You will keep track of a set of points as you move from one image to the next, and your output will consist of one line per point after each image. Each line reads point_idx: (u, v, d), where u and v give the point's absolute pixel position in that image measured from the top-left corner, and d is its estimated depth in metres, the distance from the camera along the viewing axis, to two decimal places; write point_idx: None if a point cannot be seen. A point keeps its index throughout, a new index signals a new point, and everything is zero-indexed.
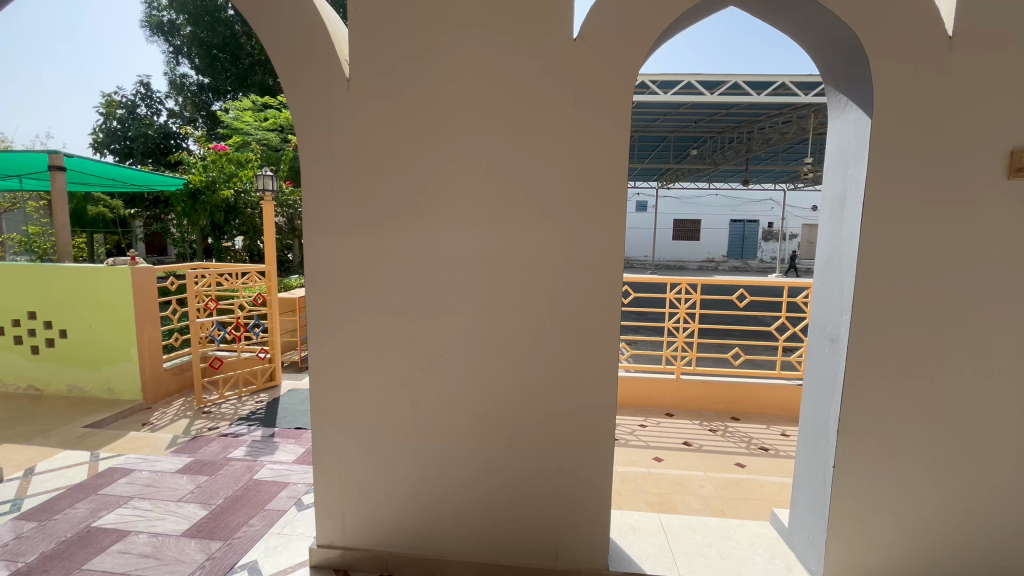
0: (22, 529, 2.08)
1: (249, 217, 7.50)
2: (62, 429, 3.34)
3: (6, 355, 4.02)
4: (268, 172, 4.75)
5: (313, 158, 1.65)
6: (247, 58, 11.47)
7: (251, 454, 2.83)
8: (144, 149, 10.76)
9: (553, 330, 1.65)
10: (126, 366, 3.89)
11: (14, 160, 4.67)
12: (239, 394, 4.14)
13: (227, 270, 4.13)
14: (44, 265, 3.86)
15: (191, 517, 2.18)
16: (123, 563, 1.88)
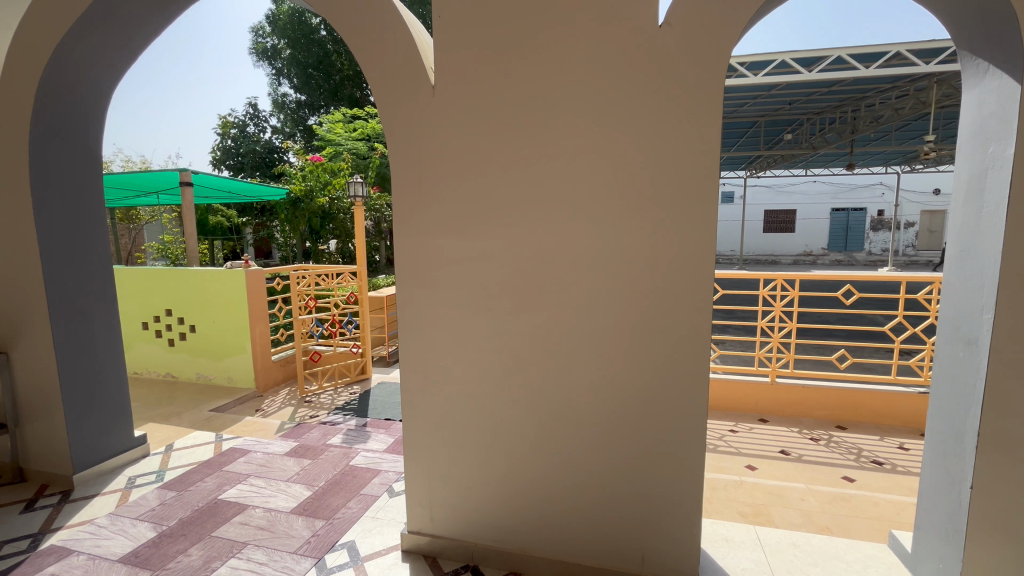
0: (165, 496, 2.42)
1: (341, 222, 7.97)
2: (193, 411, 3.83)
3: (149, 346, 4.67)
4: (357, 179, 5.07)
5: (402, 164, 1.73)
6: (338, 74, 12.33)
7: (346, 441, 3.05)
8: (254, 163, 12.01)
9: (637, 328, 1.61)
10: (242, 358, 4.37)
11: (153, 178, 5.40)
12: (336, 386, 4.47)
13: (324, 271, 4.47)
14: (177, 268, 4.44)
15: (298, 496, 2.39)
16: (244, 533, 2.11)
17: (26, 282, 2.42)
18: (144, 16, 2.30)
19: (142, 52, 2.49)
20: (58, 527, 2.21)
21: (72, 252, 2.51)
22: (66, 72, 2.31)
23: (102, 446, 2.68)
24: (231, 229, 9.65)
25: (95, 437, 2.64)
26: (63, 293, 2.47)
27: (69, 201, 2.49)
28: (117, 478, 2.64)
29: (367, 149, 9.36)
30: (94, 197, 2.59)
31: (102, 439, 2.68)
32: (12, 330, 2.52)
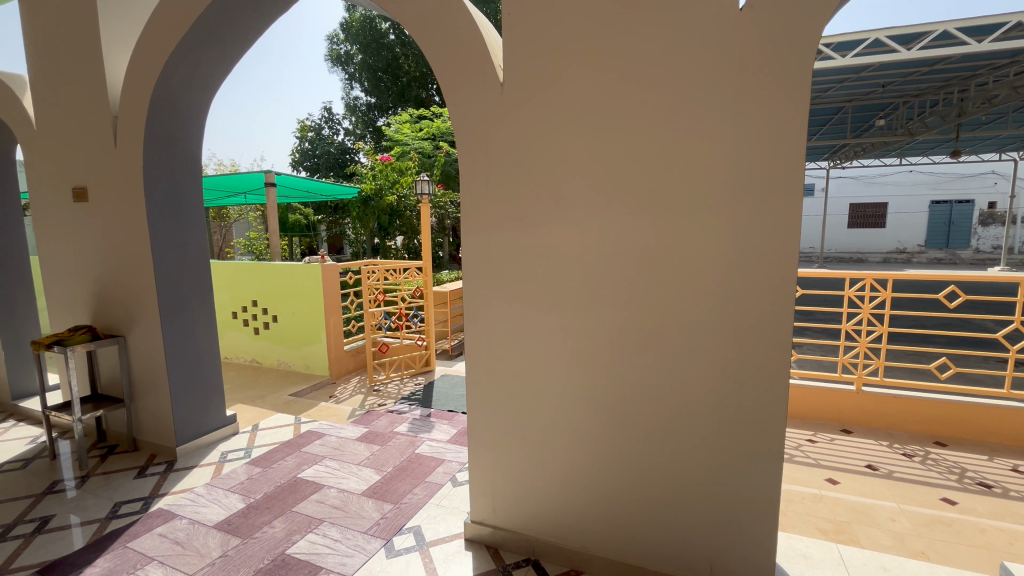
0: (252, 471, 2.64)
1: (408, 219, 8.25)
2: (275, 395, 4.14)
3: (238, 334, 5.10)
4: (424, 177, 5.22)
5: (470, 161, 1.77)
6: (405, 76, 12.78)
7: (412, 430, 3.17)
8: (329, 164, 12.76)
9: (710, 329, 1.54)
10: (318, 347, 4.67)
11: (242, 179, 5.88)
12: (402, 376, 4.66)
13: (392, 266, 4.66)
14: (262, 263, 4.81)
15: (368, 480, 2.52)
16: (320, 510, 2.25)
17: (140, 274, 2.73)
18: (239, 29, 2.50)
19: (236, 63, 2.71)
20: (164, 493, 2.48)
21: (177, 247, 2.79)
22: (174, 85, 2.57)
23: (200, 423, 2.97)
24: (309, 226, 10.30)
25: (194, 414, 2.93)
26: (169, 284, 2.76)
27: (174, 202, 2.77)
28: (212, 452, 2.92)
29: (431, 148, 9.65)
30: (194, 197, 2.86)
31: (200, 415, 2.97)
32: (129, 316, 2.85)
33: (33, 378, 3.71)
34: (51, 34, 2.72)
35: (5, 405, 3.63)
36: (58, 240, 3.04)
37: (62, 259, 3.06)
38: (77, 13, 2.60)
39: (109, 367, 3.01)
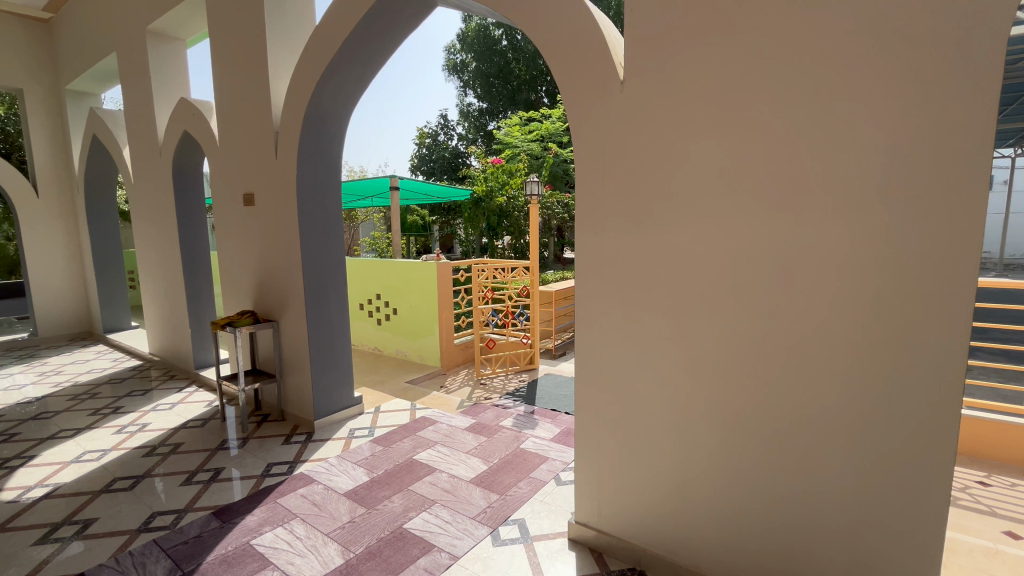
0: (375, 449, 2.91)
1: (516, 220, 8.46)
2: (394, 381, 4.51)
3: (363, 323, 5.64)
4: (534, 178, 5.29)
5: (587, 160, 1.77)
6: (516, 80, 13.14)
7: (517, 425, 3.24)
8: (443, 168, 13.56)
9: (856, 341, 1.37)
10: (432, 340, 4.99)
11: (371, 184, 6.49)
12: (506, 372, 4.80)
13: (501, 265, 4.81)
14: (386, 260, 5.27)
15: (476, 468, 2.64)
16: (433, 492, 2.41)
17: (291, 267, 3.15)
18: (376, 48, 2.77)
19: (372, 79, 3.01)
20: (305, 459, 2.84)
21: (320, 245, 3.17)
22: (323, 102, 2.92)
23: (334, 400, 3.35)
24: (424, 226, 11.05)
25: (329, 392, 3.31)
26: (314, 277, 3.15)
27: (319, 205, 3.15)
28: (342, 427, 3.27)
29: (540, 149, 9.89)
30: (335, 200, 3.23)
31: (333, 394, 3.34)
32: (281, 304, 3.30)
33: (209, 352, 4.48)
34: (233, 65, 3.25)
35: (190, 373, 4.43)
36: (232, 237, 3.63)
37: (233, 254, 3.64)
38: (252, 46, 3.07)
39: (266, 346, 3.52)
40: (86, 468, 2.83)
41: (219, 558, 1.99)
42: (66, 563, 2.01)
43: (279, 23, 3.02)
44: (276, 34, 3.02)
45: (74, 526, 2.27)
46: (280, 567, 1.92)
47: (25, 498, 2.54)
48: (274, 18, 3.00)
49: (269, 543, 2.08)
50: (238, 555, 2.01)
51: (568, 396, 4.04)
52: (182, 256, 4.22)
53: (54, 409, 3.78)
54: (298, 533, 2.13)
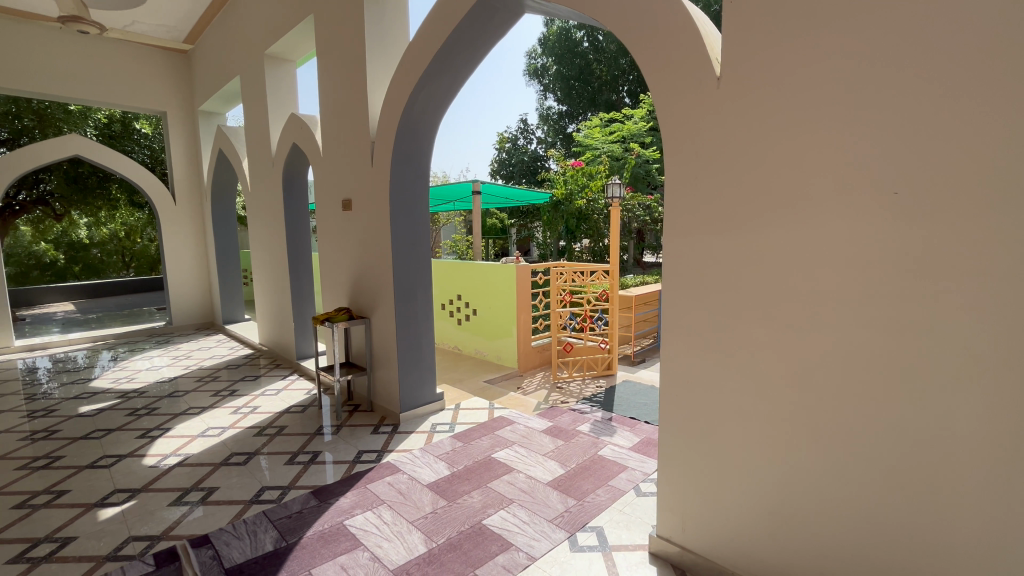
0: (455, 444, 3.01)
1: (595, 223, 8.33)
2: (473, 380, 4.64)
3: (445, 323, 5.86)
4: (615, 180, 5.17)
5: (678, 160, 1.71)
6: (597, 81, 13.00)
7: (594, 431, 3.19)
8: (522, 171, 13.75)
9: (999, 364, 1.19)
10: (510, 341, 5.06)
11: (454, 189, 6.74)
12: (584, 377, 4.74)
13: (580, 268, 4.76)
14: (467, 262, 5.43)
15: (553, 472, 2.64)
16: (511, 491, 2.45)
17: (383, 268, 3.36)
18: (465, 58, 2.87)
19: (460, 88, 3.12)
20: (391, 449, 3.00)
21: (408, 247, 3.34)
22: (415, 113, 3.09)
23: (418, 395, 3.52)
24: (502, 229, 11.28)
25: (414, 387, 3.48)
26: (402, 278, 3.33)
27: (409, 209, 3.32)
28: (425, 422, 3.42)
29: (621, 151, 9.79)
30: (423, 204, 3.39)
31: (417, 389, 3.51)
32: (373, 302, 3.53)
33: (310, 344, 4.90)
34: (336, 82, 3.54)
35: (292, 362, 4.88)
36: (332, 240, 3.95)
37: (332, 255, 3.96)
38: (353, 64, 3.32)
39: (359, 341, 3.78)
40: (209, 442, 3.23)
41: (317, 534, 2.17)
42: (194, 524, 2.30)
43: (377, 41, 3.23)
44: (374, 51, 3.23)
45: (200, 492, 2.60)
46: (370, 549, 2.05)
47: (163, 464, 2.94)
48: (373, 36, 3.21)
49: (360, 524, 2.23)
50: (334, 533, 2.18)
51: (647, 405, 3.91)
52: (289, 256, 4.66)
53: (185, 389, 4.34)
54: (386, 518, 2.27)
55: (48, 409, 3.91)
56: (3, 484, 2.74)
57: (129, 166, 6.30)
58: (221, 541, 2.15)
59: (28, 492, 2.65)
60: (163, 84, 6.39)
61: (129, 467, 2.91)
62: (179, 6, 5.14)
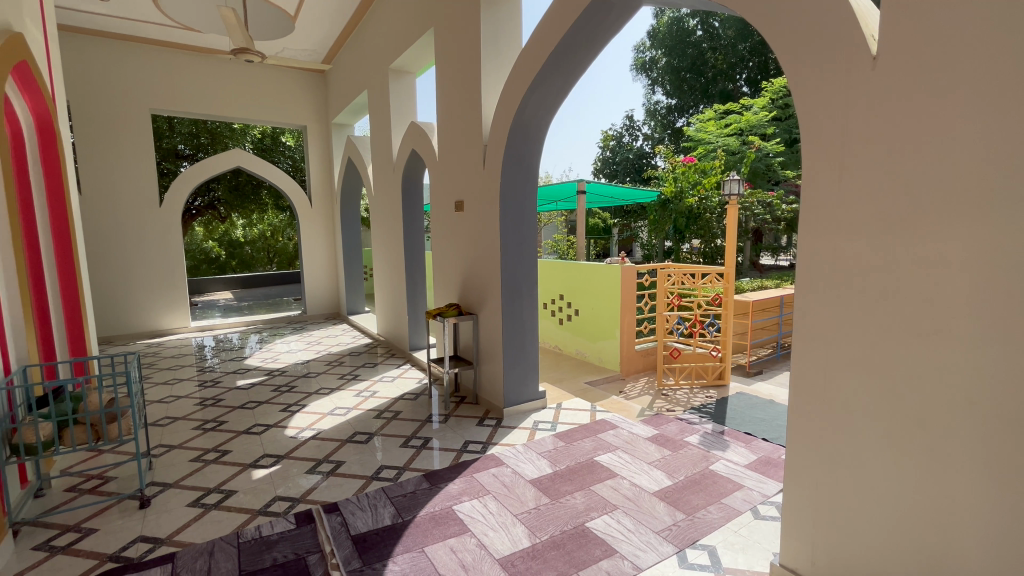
0: (557, 443, 3.03)
1: (707, 222, 7.82)
2: (574, 381, 4.61)
3: (546, 322, 5.89)
4: (733, 176, 4.79)
5: (819, 151, 1.55)
6: (711, 71, 12.19)
7: (705, 443, 3.00)
8: (627, 169, 13.41)
9: None
10: (612, 343, 4.95)
11: (560, 188, 6.74)
12: (692, 385, 4.49)
13: (691, 270, 4.49)
14: (570, 262, 5.40)
15: (660, 482, 2.53)
16: (614, 497, 2.40)
17: (491, 266, 3.48)
18: (577, 57, 2.85)
19: (572, 87, 3.12)
20: (496, 442, 3.11)
21: (516, 247, 3.42)
22: (523, 115, 3.14)
23: (521, 392, 3.58)
24: (605, 229, 11.07)
25: (517, 383, 3.56)
26: (509, 276, 3.42)
27: (517, 210, 3.39)
28: (528, 418, 3.48)
29: (738, 144, 9.08)
30: (529, 204, 3.44)
31: (521, 386, 3.58)
32: (481, 299, 3.68)
33: (421, 337, 5.24)
34: (453, 90, 3.74)
35: (405, 353, 5.25)
36: (444, 239, 4.18)
37: (445, 254, 4.19)
38: (469, 72, 3.48)
39: (467, 336, 3.97)
40: (337, 420, 3.61)
41: (429, 515, 2.32)
42: (326, 492, 2.59)
43: (491, 47, 3.35)
44: (489, 57, 3.35)
45: (330, 464, 2.91)
46: (477, 536, 2.14)
47: (301, 436, 3.35)
48: (487, 42, 3.33)
49: (468, 511, 2.33)
50: (444, 515, 2.31)
51: (765, 420, 3.57)
52: (406, 254, 5.03)
53: (317, 371, 4.91)
54: (491, 508, 2.35)
55: (214, 381, 4.67)
56: (184, 440, 3.33)
57: (278, 174, 7.26)
58: (348, 510, 2.39)
59: (201, 449, 3.18)
60: (305, 101, 7.25)
61: (274, 435, 3.37)
62: (320, 31, 5.79)
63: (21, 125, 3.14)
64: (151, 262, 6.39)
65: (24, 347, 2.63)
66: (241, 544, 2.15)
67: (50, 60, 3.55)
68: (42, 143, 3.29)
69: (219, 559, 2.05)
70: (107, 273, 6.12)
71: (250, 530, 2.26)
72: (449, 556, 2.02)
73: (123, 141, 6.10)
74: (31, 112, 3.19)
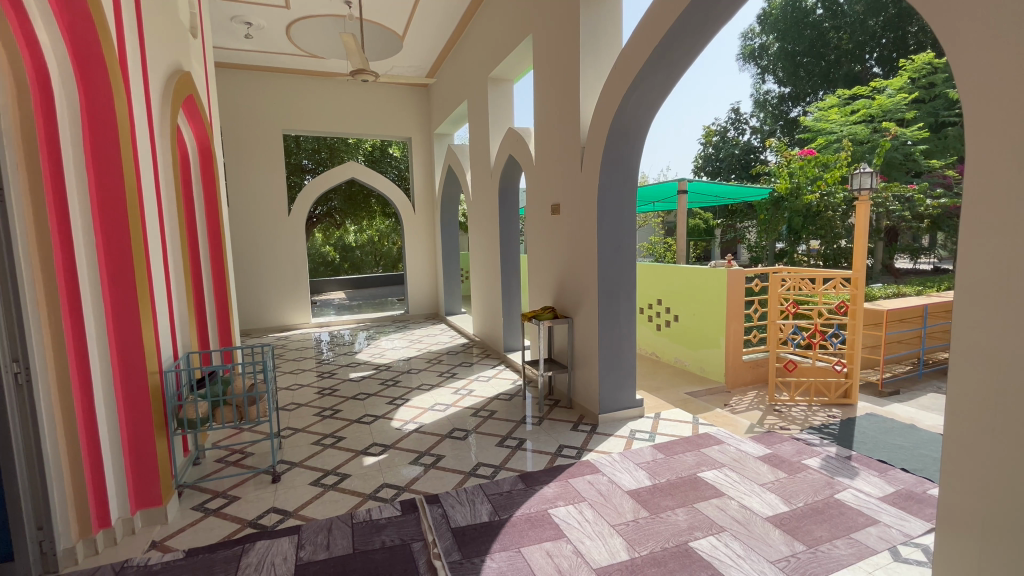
0: (655, 455, 2.89)
1: (829, 221, 7.09)
2: (673, 391, 4.38)
3: (642, 327, 5.68)
4: (864, 167, 4.20)
5: (989, 136, 1.31)
6: (834, 52, 10.89)
7: (828, 468, 2.68)
8: (731, 166, 12.70)
9: None
10: (717, 352, 4.63)
11: (659, 188, 6.46)
12: (811, 402, 4.03)
13: (811, 274, 4.03)
14: (670, 266, 5.14)
15: (774, 507, 2.31)
16: (722, 518, 2.23)
17: (588, 270, 3.44)
18: (682, 52, 2.71)
19: (676, 83, 2.96)
20: (591, 449, 3.05)
21: (613, 250, 3.34)
22: (623, 115, 3.06)
23: (617, 399, 3.49)
24: (706, 230, 10.41)
25: (613, 390, 3.46)
26: (606, 280, 3.35)
27: (615, 212, 3.31)
28: (624, 427, 3.37)
29: (869, 132, 8.03)
30: (627, 205, 3.33)
31: (617, 393, 3.48)
32: (577, 303, 3.65)
33: (516, 338, 5.34)
34: (550, 94, 3.76)
35: (500, 354, 5.37)
36: (540, 242, 4.22)
37: (540, 257, 4.22)
38: (568, 75, 3.47)
39: (561, 339, 3.96)
40: (437, 415, 3.79)
41: (525, 516, 2.34)
42: (428, 483, 2.72)
43: (590, 48, 3.31)
44: (587, 59, 3.32)
45: (432, 457, 3.06)
46: (573, 542, 2.11)
47: (405, 428, 3.57)
48: (586, 44, 3.29)
49: (563, 516, 2.32)
50: (540, 518, 2.31)
51: (905, 448, 3.09)
52: (502, 257, 5.16)
53: (418, 367, 5.20)
54: (588, 516, 2.31)
55: (331, 373, 5.16)
56: (307, 424, 3.72)
57: (386, 184, 7.82)
58: (448, 503, 2.49)
59: (320, 434, 3.53)
60: (411, 114, 7.75)
61: (382, 426, 3.62)
62: (425, 47, 6.15)
63: (188, 149, 3.69)
64: (281, 265, 7.24)
65: (187, 337, 3.10)
66: (355, 525, 2.34)
67: (209, 93, 4.15)
68: (202, 164, 3.86)
69: (337, 536, 2.25)
70: (247, 273, 7.04)
71: (362, 512, 2.44)
72: (545, 559, 2.01)
73: (261, 159, 6.99)
74: (195, 138, 3.74)
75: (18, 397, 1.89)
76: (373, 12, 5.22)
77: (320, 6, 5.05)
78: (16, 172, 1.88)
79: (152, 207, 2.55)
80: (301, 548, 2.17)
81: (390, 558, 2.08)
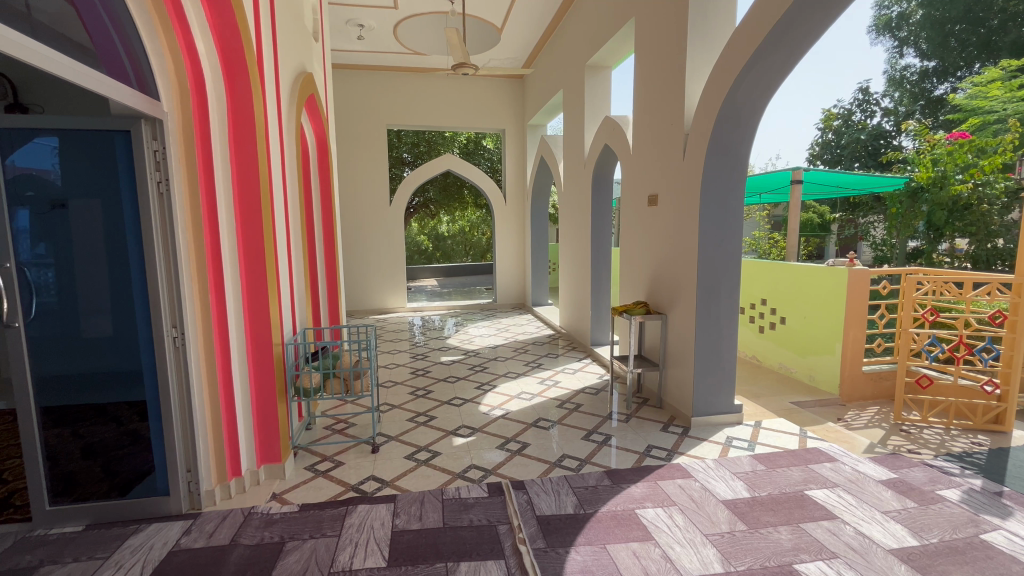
0: (755, 466, 2.69)
1: (981, 215, 6.03)
2: (777, 400, 4.03)
3: (743, 329, 5.28)
4: None
5: None
6: (998, 16, 9.12)
7: (970, 503, 2.30)
8: (855, 154, 11.24)
9: None
10: (831, 360, 4.17)
11: (770, 178, 5.90)
12: (948, 425, 3.48)
13: (959, 278, 3.44)
14: (778, 262, 4.71)
15: (899, 538, 2.04)
16: (833, 543, 2.01)
17: (686, 264, 3.26)
18: (808, 26, 2.43)
19: (798, 61, 2.68)
20: (682, 452, 2.91)
21: (715, 244, 3.13)
22: (734, 99, 2.83)
23: (713, 403, 3.28)
24: (821, 225, 9.40)
25: (709, 394, 3.26)
26: (706, 276, 3.15)
27: (720, 204, 3.09)
28: (720, 433, 3.17)
29: None
30: (734, 196, 3.10)
31: (713, 396, 3.27)
32: (673, 299, 3.48)
33: (604, 333, 5.23)
34: (652, 79, 3.59)
35: (587, 347, 5.30)
36: (634, 235, 4.07)
37: (633, 251, 4.08)
38: (673, 58, 3.29)
39: (653, 336, 3.80)
40: (523, 404, 3.84)
41: (611, 513, 2.29)
42: (513, 469, 2.78)
43: (699, 28, 3.09)
44: (696, 41, 3.11)
45: (517, 444, 3.11)
46: (662, 547, 2.03)
47: (492, 413, 3.67)
48: (695, 25, 3.09)
49: (651, 518, 2.24)
50: (627, 517, 2.26)
51: None
52: (593, 250, 5.08)
53: (504, 355, 5.30)
54: (678, 521, 2.21)
55: (423, 355, 5.45)
56: (402, 402, 3.97)
57: (479, 176, 8.01)
58: (533, 491, 2.52)
59: (414, 412, 3.74)
60: (506, 107, 7.87)
61: (470, 409, 3.76)
62: (523, 38, 6.19)
63: (308, 144, 4.04)
64: (382, 252, 7.75)
65: (303, 314, 3.43)
66: (445, 501, 2.45)
67: (327, 91, 4.51)
68: (319, 157, 4.21)
69: (428, 509, 2.38)
70: (353, 259, 7.64)
71: (451, 490, 2.56)
72: (632, 560, 1.96)
73: (368, 152, 7.50)
74: (314, 134, 4.08)
75: (175, 357, 2.22)
76: (474, 7, 5.33)
77: (425, 4, 5.28)
78: (178, 165, 2.19)
79: (280, 197, 2.84)
80: (396, 517, 2.32)
81: (477, 536, 2.15)
